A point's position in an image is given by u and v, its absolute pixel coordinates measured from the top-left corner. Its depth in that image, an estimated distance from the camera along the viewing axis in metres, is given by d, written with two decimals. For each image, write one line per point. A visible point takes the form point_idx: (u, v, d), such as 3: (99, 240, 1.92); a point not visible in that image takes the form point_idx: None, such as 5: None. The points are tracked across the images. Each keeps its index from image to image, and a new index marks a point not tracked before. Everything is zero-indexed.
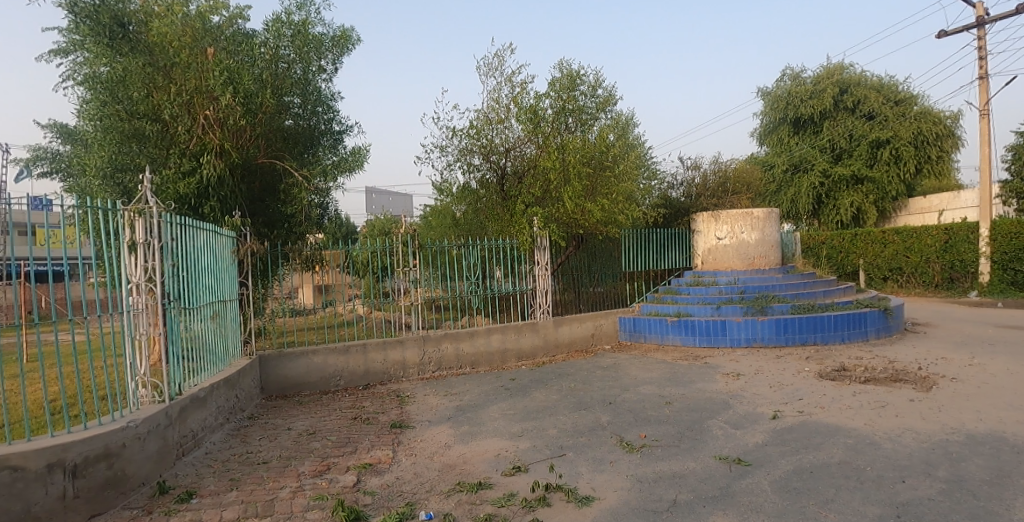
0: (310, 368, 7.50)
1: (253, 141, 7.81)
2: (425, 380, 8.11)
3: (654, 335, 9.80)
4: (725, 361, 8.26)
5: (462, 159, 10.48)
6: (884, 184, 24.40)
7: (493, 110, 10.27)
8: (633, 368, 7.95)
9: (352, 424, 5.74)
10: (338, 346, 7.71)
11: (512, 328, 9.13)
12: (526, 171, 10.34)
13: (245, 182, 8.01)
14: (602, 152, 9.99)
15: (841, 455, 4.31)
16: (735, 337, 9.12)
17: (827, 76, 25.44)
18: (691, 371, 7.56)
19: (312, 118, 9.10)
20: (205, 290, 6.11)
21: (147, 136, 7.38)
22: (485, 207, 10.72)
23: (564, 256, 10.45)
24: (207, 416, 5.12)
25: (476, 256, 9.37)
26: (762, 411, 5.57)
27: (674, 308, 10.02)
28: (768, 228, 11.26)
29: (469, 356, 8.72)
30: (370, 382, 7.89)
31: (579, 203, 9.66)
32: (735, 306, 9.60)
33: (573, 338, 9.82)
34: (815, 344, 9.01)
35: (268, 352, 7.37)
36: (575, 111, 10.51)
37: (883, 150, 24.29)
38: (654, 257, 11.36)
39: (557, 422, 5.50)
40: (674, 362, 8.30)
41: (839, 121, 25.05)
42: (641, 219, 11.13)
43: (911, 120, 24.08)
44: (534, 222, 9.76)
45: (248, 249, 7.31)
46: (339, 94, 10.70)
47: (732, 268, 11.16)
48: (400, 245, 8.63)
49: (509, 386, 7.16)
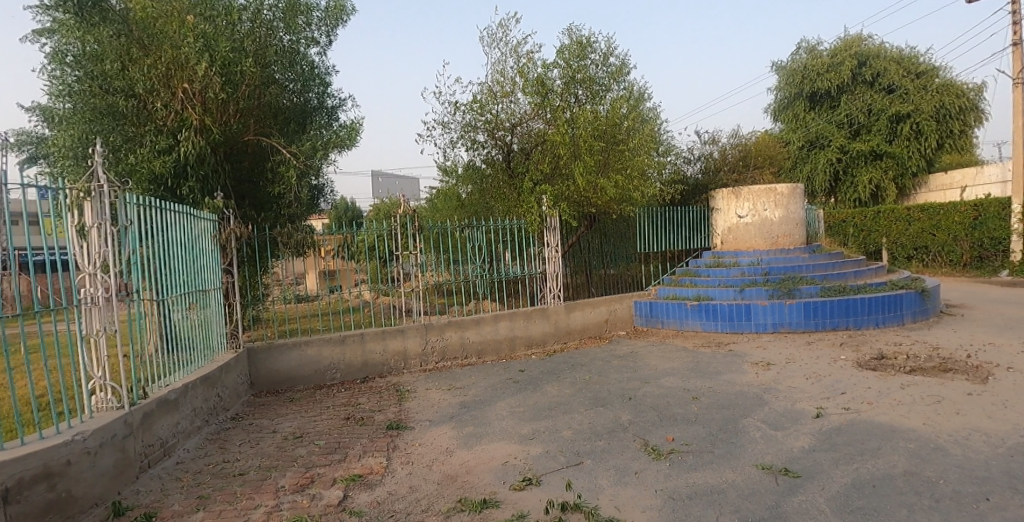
0: (303, 361, 6.97)
1: (238, 116, 7.14)
2: (428, 372, 7.54)
3: (672, 320, 9.19)
4: (751, 348, 7.66)
5: (466, 136, 9.82)
6: (905, 160, 23.30)
7: (498, 83, 9.59)
8: (652, 357, 7.35)
9: (345, 425, 5.19)
10: (333, 336, 7.15)
11: (521, 314, 8.52)
12: (534, 148, 9.72)
13: (229, 160, 7.35)
14: (615, 126, 9.31)
15: (905, 465, 3.70)
16: (760, 322, 8.50)
17: (845, 48, 24.45)
18: (716, 361, 6.94)
19: (303, 94, 8.46)
20: (180, 278, 5.50)
21: (121, 113, 6.80)
22: (492, 187, 10.07)
23: (575, 236, 9.82)
24: (180, 420, 4.59)
25: (481, 237, 8.73)
26: (803, 408, 4.96)
27: (693, 291, 9.38)
28: (793, 205, 10.56)
29: (475, 345, 8.11)
30: (368, 375, 7.33)
31: (591, 180, 9.03)
32: (760, 288, 8.94)
33: (586, 324, 9.23)
34: (848, 329, 8.36)
35: (258, 344, 6.85)
36: (586, 82, 9.80)
37: (903, 124, 23.26)
38: (671, 237, 10.70)
39: (572, 422, 4.92)
40: (696, 350, 7.70)
41: (858, 95, 24.05)
42: (658, 197, 10.43)
43: (934, 93, 23.04)
44: (544, 200, 9.11)
45: (232, 233, 6.66)
46: (332, 67, 10.04)
47: (754, 248, 10.49)
48: (400, 228, 8.04)
49: (518, 378, 6.59)
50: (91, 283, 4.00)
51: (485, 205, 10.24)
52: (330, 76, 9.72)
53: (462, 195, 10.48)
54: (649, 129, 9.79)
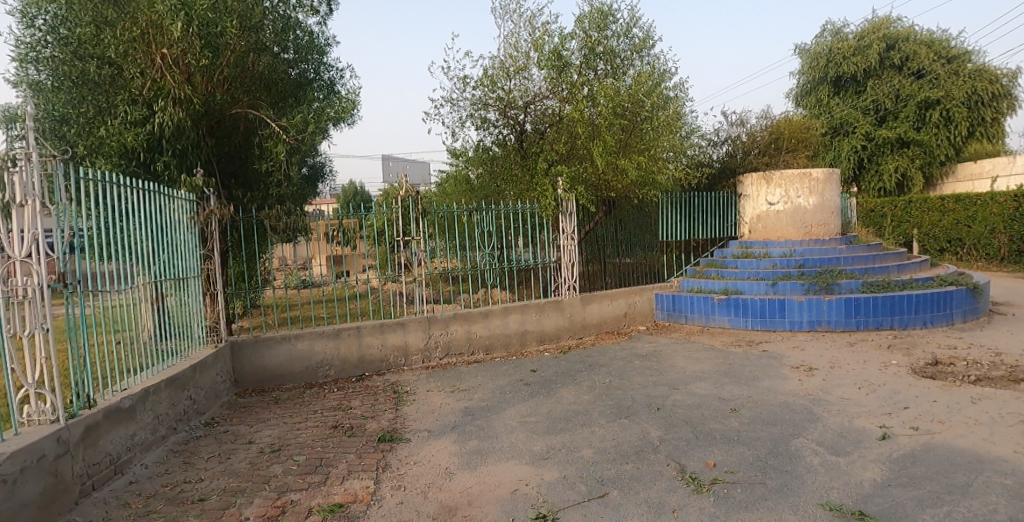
0: (293, 356, 6.34)
1: (223, 85, 6.41)
2: (431, 369, 6.87)
3: (697, 316, 8.47)
4: (787, 349, 6.95)
5: (476, 114, 9.10)
6: (933, 148, 22.19)
7: (511, 57, 8.87)
8: (677, 357, 6.64)
9: (331, 435, 4.57)
10: (327, 329, 6.49)
11: (533, 306, 7.81)
12: (549, 128, 8.96)
13: (212, 133, 6.63)
14: (637, 103, 8.54)
15: (1010, 510, 3.00)
16: (795, 320, 7.77)
17: (872, 30, 23.31)
18: (751, 365, 6.21)
19: (298, 64, 7.73)
20: (149, 264, 4.79)
21: (94, 81, 6.12)
22: (503, 170, 9.35)
23: (591, 222, 9.08)
24: (135, 431, 4.03)
25: (491, 223, 8.03)
26: (863, 428, 4.23)
27: (720, 284, 8.64)
28: (829, 192, 9.74)
29: (482, 340, 7.41)
30: (365, 372, 6.67)
31: (610, 161, 8.30)
32: (795, 283, 8.18)
33: (603, 318, 8.52)
34: (892, 328, 7.60)
35: (243, 337, 6.22)
36: (606, 56, 9.00)
37: (932, 111, 22.18)
38: (695, 225, 9.95)
39: (593, 438, 4.23)
40: (725, 350, 6.98)
41: (885, 80, 22.90)
42: (682, 180, 9.67)
43: (965, 78, 21.95)
44: (559, 183, 8.37)
45: (210, 215, 5.97)
46: (333, 38, 9.36)
47: (786, 238, 9.72)
48: (401, 210, 7.38)
49: (529, 380, 5.90)
50: (20, 272, 3.29)
51: (495, 189, 9.51)
52: (331, 48, 9.03)
53: (470, 179, 9.79)
54: (676, 108, 8.99)
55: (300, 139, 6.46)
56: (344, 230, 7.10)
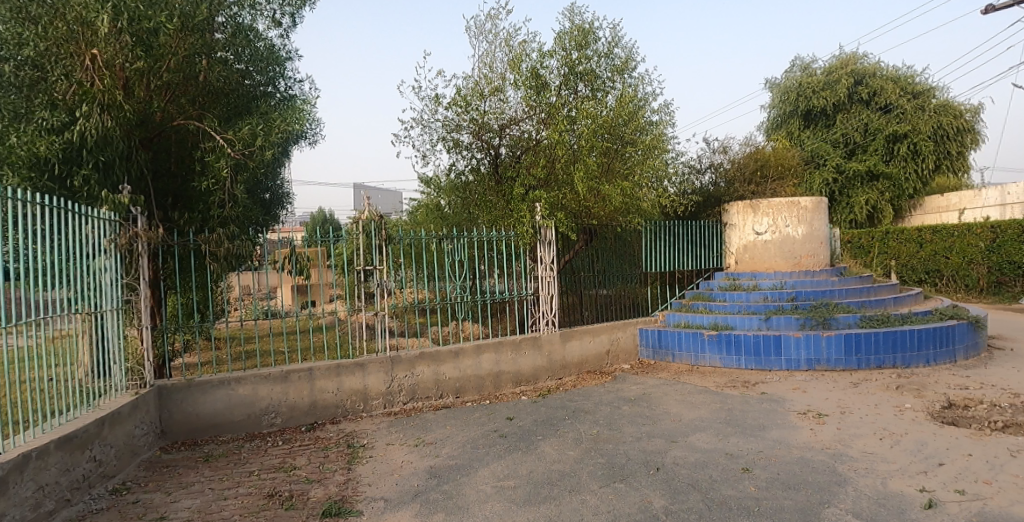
0: (232, 403, 5.47)
1: (166, 94, 5.84)
2: (394, 416, 6.05)
3: (686, 353, 7.85)
4: (788, 392, 6.36)
5: (448, 136, 8.49)
6: (902, 181, 22.38)
7: (486, 77, 8.35)
8: (670, 401, 5.96)
9: (265, 507, 3.73)
10: (274, 371, 5.64)
11: (508, 343, 7.08)
12: (526, 153, 8.41)
13: (146, 145, 5.85)
14: (619, 126, 8.06)
15: None
16: (791, 358, 7.20)
17: (840, 66, 23.69)
18: (753, 411, 5.57)
19: (252, 75, 7.01)
20: (48, 295, 3.90)
21: (10, 84, 5.31)
22: (477, 196, 8.70)
23: (572, 251, 8.41)
24: (6, 509, 3.14)
25: (464, 251, 7.36)
26: (902, 493, 3.59)
27: (709, 317, 8.05)
28: (818, 221, 9.34)
29: (452, 382, 6.63)
30: (317, 421, 5.81)
31: (592, 185, 7.75)
32: (789, 317, 7.63)
33: (585, 356, 7.84)
34: (894, 367, 7.10)
35: (173, 381, 5.33)
36: (586, 77, 8.53)
37: (900, 144, 22.48)
38: (681, 255, 9.41)
39: (585, 509, 3.50)
40: (721, 393, 6.33)
41: (854, 114, 23.18)
42: (667, 207, 9.16)
43: (930, 114, 22.35)
44: (538, 209, 7.74)
45: (133, 236, 5.03)
46: (296, 51, 8.73)
47: (774, 269, 9.24)
48: (362, 236, 6.67)
49: (505, 431, 5.13)
50: None
51: (468, 217, 8.82)
52: (292, 62, 8.38)
53: (443, 208, 9.14)
54: (660, 132, 8.53)
55: (248, 154, 5.65)
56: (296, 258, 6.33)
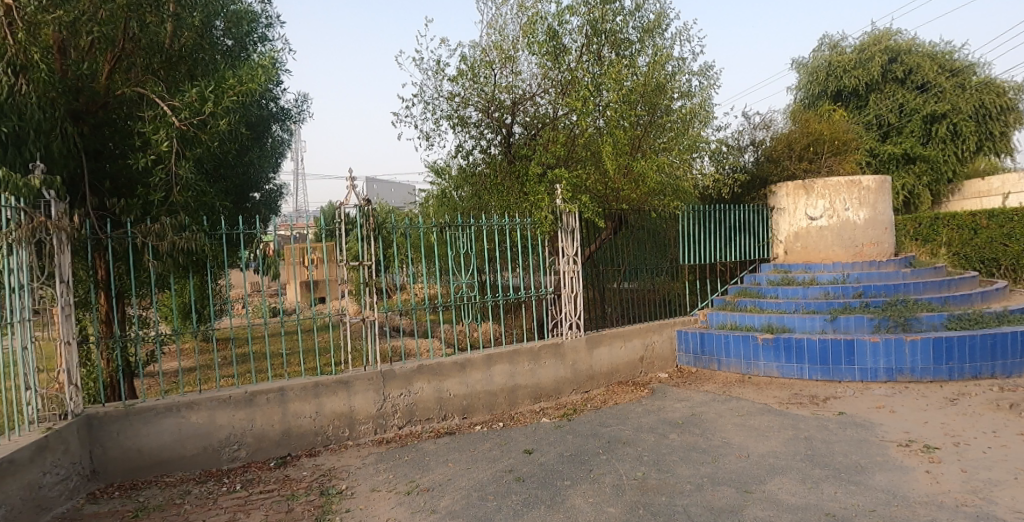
0: (182, 433, 4.38)
1: (108, 59, 4.85)
2: (386, 445, 4.95)
3: (735, 360, 6.68)
4: (870, 412, 5.15)
5: (454, 113, 7.33)
6: (940, 164, 19.54)
7: (496, 42, 7.20)
8: (728, 426, 4.78)
9: None
10: (236, 394, 4.54)
11: (525, 352, 5.94)
12: (543, 130, 7.24)
13: (78, 120, 4.77)
14: (652, 94, 6.88)
15: None
16: (865, 367, 5.98)
17: (873, 43, 20.79)
18: (839, 442, 4.36)
19: (219, 37, 5.90)
20: None
21: None
22: (488, 181, 7.53)
23: (596, 241, 7.17)
24: None
25: (473, 242, 6.19)
26: None
27: (762, 317, 6.84)
28: (881, 203, 8.07)
29: (458, 401, 5.50)
30: (291, 453, 4.73)
31: (622, 163, 6.62)
32: (860, 317, 6.39)
33: (613, 366, 6.68)
34: (992, 377, 5.85)
35: (107, 407, 4.25)
36: (612, 38, 7.29)
37: (939, 125, 19.72)
38: (724, 245, 8.20)
39: None
40: (787, 414, 5.14)
41: (888, 94, 20.31)
42: (709, 187, 7.93)
43: (971, 92, 19.76)
44: (558, 191, 6.51)
45: (41, 226, 3.90)
46: (277, 17, 7.56)
47: (832, 260, 7.99)
48: (348, 228, 5.55)
49: (524, 472, 3.99)
50: None
51: (478, 205, 7.65)
52: (272, 28, 7.18)
53: (451, 197, 7.94)
54: (700, 101, 7.30)
55: (198, 124, 4.52)
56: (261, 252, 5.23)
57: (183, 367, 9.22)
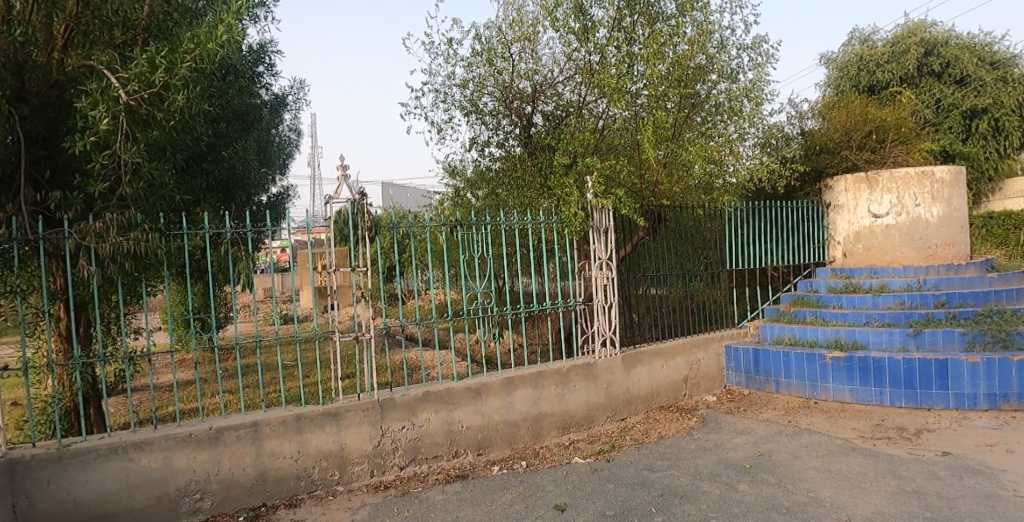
0: (130, 481, 3.50)
1: (63, 31, 4.05)
2: (384, 491, 4.07)
3: (797, 382, 5.71)
4: (983, 453, 4.14)
5: (467, 101, 6.45)
6: (981, 163, 17.80)
7: (514, 19, 6.29)
8: (808, 473, 3.81)
9: None
10: (198, 432, 3.67)
11: (552, 374, 5.02)
12: (569, 118, 6.28)
13: (19, 101, 3.89)
14: (689, 73, 5.92)
15: None
16: (962, 393, 4.97)
17: (907, 35, 18.64)
18: (962, 499, 3.37)
19: None
20: None
21: None
22: (506, 178, 6.60)
23: (631, 243, 6.11)
24: None
25: (489, 245, 5.26)
26: None
27: (827, 331, 5.86)
28: (957, 198, 7.03)
29: (471, 434, 4.60)
30: (268, 504, 3.87)
31: (659, 152, 5.71)
32: (949, 331, 5.38)
33: (653, 389, 5.74)
34: None
35: (37, 449, 3.36)
36: (645, 9, 6.20)
37: (981, 120, 17.60)
38: (775, 247, 7.22)
39: None
40: (877, 455, 4.15)
41: (924, 89, 18.17)
42: (760, 181, 6.93)
43: (1015, 85, 17.82)
44: (589, 184, 5.55)
45: None
46: None
47: (901, 263, 6.96)
48: (341, 227, 4.64)
49: None
50: None
51: (496, 203, 6.74)
52: None
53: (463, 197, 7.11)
54: (753, 80, 6.30)
55: (151, 99, 3.71)
56: (230, 259, 4.20)
57: (174, 381, 8.43)
